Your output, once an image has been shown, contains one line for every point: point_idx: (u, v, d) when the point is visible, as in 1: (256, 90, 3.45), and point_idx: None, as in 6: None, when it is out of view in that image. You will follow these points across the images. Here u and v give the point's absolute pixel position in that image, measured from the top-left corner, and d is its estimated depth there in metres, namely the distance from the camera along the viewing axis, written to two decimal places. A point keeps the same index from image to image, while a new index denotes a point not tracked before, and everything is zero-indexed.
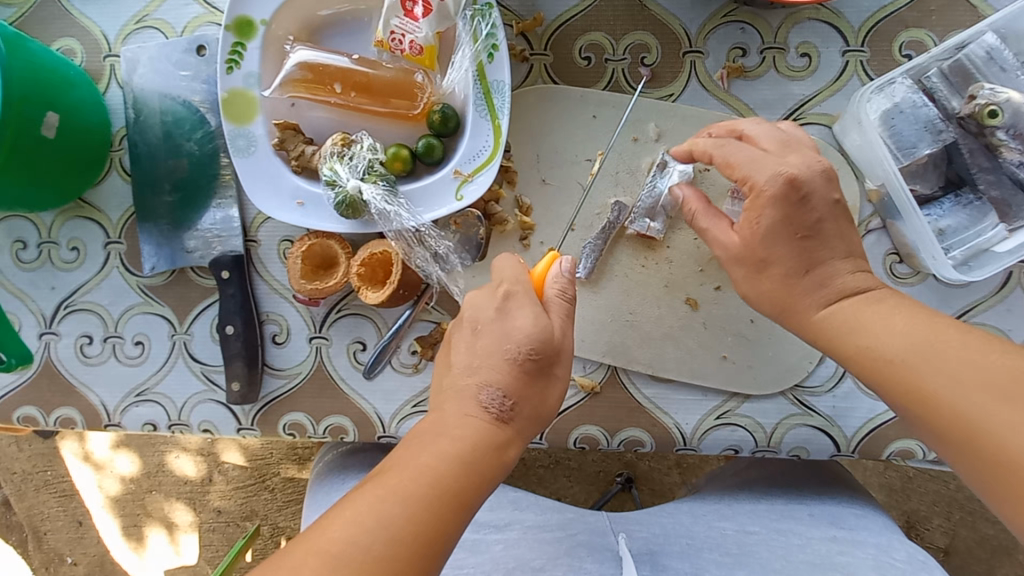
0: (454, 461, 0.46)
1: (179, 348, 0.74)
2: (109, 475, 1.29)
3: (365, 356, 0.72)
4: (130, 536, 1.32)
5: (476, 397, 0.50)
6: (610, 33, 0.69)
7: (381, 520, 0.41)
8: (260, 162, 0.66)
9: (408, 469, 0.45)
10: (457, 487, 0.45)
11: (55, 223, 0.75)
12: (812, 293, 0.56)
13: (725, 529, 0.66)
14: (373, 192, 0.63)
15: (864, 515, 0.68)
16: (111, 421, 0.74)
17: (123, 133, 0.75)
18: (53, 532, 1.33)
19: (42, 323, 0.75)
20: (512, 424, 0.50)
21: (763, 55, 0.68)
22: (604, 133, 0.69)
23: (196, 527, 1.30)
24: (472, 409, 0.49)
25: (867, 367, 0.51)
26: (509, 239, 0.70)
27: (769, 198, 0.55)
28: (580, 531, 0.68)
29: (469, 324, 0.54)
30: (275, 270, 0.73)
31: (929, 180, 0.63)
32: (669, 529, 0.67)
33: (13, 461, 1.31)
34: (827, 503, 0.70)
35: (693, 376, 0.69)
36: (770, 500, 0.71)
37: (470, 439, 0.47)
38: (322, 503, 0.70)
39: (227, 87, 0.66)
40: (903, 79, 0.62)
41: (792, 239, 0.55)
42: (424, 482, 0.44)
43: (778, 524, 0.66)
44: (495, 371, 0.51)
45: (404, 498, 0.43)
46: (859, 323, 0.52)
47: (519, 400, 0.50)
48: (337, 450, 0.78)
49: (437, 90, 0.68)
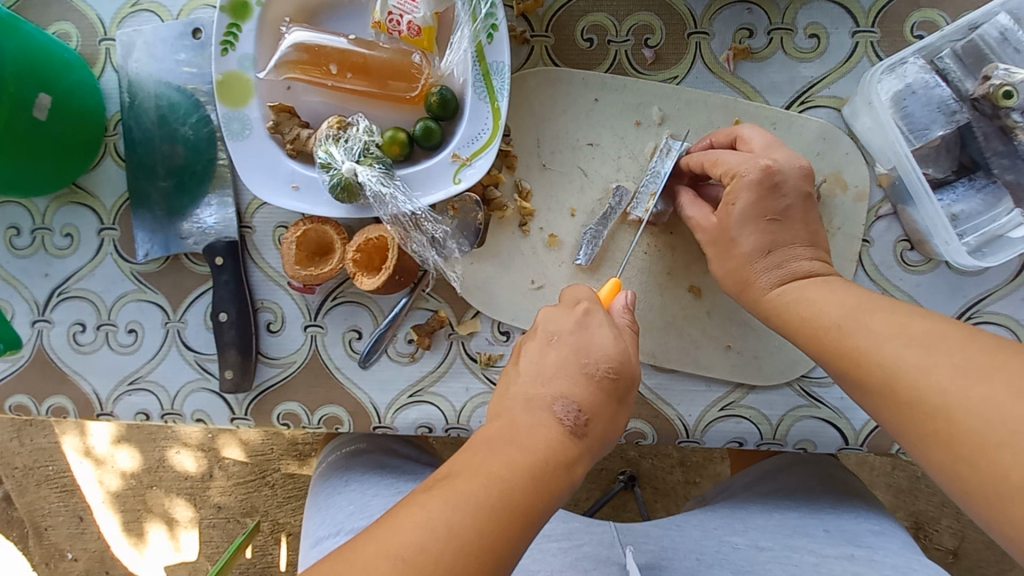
0: (530, 470, 0.44)
1: (172, 336, 0.73)
2: (109, 470, 1.29)
3: (361, 345, 0.70)
4: (130, 531, 1.31)
5: (551, 407, 0.49)
6: (613, 14, 0.68)
7: (455, 524, 0.39)
8: (255, 146, 0.65)
9: (479, 471, 0.43)
10: (532, 497, 0.43)
11: (48, 209, 0.74)
12: (765, 273, 0.57)
13: (735, 544, 0.65)
14: (368, 174, 0.61)
15: (882, 533, 0.66)
16: (102, 410, 0.73)
17: (117, 118, 0.74)
18: (53, 527, 1.32)
19: (35, 310, 0.74)
20: (587, 440, 0.49)
21: (769, 37, 0.67)
22: (606, 117, 0.68)
23: (196, 523, 1.29)
24: (547, 420, 0.48)
25: (831, 356, 0.51)
26: (508, 225, 0.69)
27: (746, 183, 0.56)
28: (587, 542, 0.66)
29: (543, 336, 0.55)
30: (270, 256, 0.71)
31: (941, 165, 0.61)
32: (677, 543, 0.65)
33: (14, 455, 1.30)
34: (843, 520, 0.69)
35: (697, 366, 0.67)
36: (783, 512, 0.70)
37: (543, 447, 0.46)
38: (323, 505, 0.70)
39: (221, 68, 0.65)
40: (914, 59, 0.61)
41: (756, 223, 0.57)
42: (499, 487, 0.42)
43: (791, 542, 0.64)
44: (570, 381, 0.51)
45: (478, 504, 0.41)
46: (866, 314, 0.50)
47: (593, 415, 0.50)
48: (342, 451, 0.76)
49: (435, 72, 0.66)
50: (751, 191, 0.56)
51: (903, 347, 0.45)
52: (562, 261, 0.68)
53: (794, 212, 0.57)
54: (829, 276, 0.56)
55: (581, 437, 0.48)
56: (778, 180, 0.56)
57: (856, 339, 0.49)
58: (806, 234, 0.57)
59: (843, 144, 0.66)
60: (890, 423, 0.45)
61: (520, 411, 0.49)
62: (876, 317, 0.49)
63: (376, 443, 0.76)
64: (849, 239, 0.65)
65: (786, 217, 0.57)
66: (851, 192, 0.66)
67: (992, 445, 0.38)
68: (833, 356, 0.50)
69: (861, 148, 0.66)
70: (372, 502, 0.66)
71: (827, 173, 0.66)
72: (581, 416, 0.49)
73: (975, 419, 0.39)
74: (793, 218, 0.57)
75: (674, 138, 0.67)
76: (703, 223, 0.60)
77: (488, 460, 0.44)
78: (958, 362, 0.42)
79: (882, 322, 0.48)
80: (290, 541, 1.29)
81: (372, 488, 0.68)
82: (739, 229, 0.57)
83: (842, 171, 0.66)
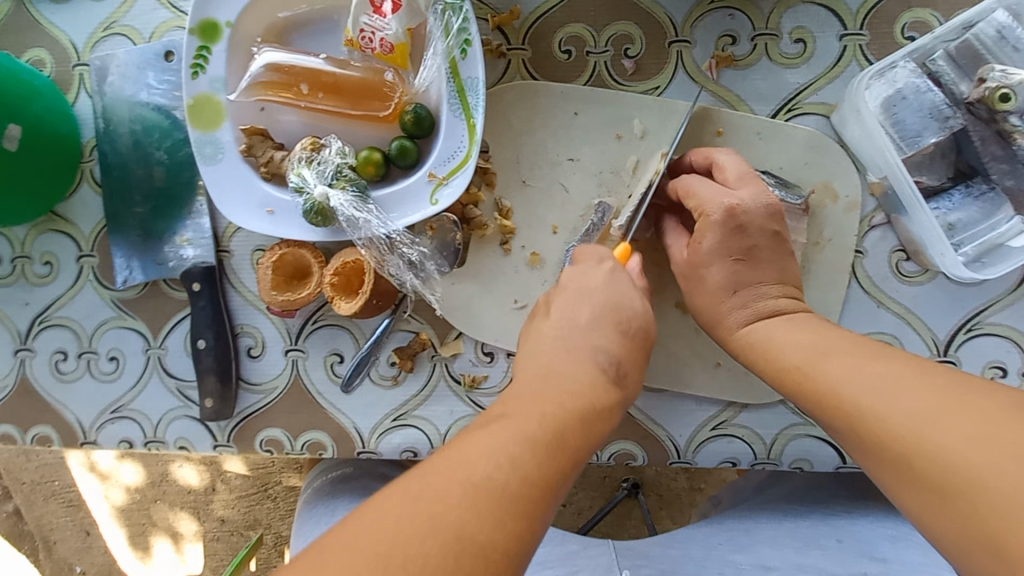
0: (606, 373, 0.48)
1: (153, 363, 0.72)
2: (114, 485, 1.28)
3: (343, 369, 0.69)
4: (136, 545, 1.31)
5: (592, 355, 0.49)
6: (591, 24, 0.66)
7: (513, 458, 0.38)
8: (228, 169, 0.64)
9: (566, 370, 0.47)
10: (613, 390, 0.47)
11: (27, 237, 0.74)
12: (733, 311, 0.55)
13: (739, 565, 0.63)
14: (340, 198, 0.60)
15: (902, 539, 0.63)
16: (86, 438, 0.72)
17: (93, 143, 0.73)
18: (61, 542, 1.32)
19: (17, 339, 0.74)
20: (641, 350, 0.53)
21: (754, 43, 0.64)
22: (588, 129, 0.66)
23: (200, 536, 1.29)
24: (587, 365, 0.48)
25: (801, 399, 0.49)
26: (489, 244, 0.67)
27: (713, 222, 0.55)
28: (584, 568, 0.66)
29: (572, 289, 0.55)
30: (248, 280, 0.70)
31: (936, 172, 0.59)
32: (681, 561, 0.65)
33: (20, 471, 1.30)
34: (860, 525, 0.66)
35: (686, 385, 0.65)
36: (792, 521, 0.68)
37: (617, 351, 0.50)
38: (311, 534, 0.68)
39: (193, 92, 0.64)
40: (904, 63, 0.58)
41: (723, 261, 0.55)
42: (583, 383, 0.46)
43: (797, 559, 0.63)
44: (629, 290, 0.54)
45: (574, 401, 0.44)
46: (840, 356, 0.48)
47: (641, 343, 0.53)
48: (326, 477, 0.75)
49: (410, 89, 0.65)
50: (717, 230, 0.55)
51: (866, 387, 0.44)
52: (545, 279, 0.67)
53: (765, 250, 0.55)
54: (799, 314, 0.54)
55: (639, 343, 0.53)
56: (743, 222, 0.55)
57: (822, 378, 0.47)
58: (775, 272, 0.55)
59: (832, 153, 0.63)
60: (864, 465, 0.44)
61: (587, 312, 0.52)
62: (842, 357, 0.48)
63: (365, 468, 0.74)
64: (842, 250, 0.63)
65: (752, 257, 0.55)
66: (842, 202, 0.63)
67: (963, 487, 0.36)
68: (803, 397, 0.49)
69: (851, 156, 0.63)
70: None
71: (816, 184, 0.63)
72: (641, 330, 0.53)
73: (944, 461, 0.37)
74: (760, 259, 0.55)
75: (658, 151, 0.65)
76: (676, 255, 0.59)
77: (570, 367, 0.47)
78: (917, 401, 0.41)
79: (848, 364, 0.47)
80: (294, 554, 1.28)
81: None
82: (707, 265, 0.56)
83: (833, 181, 0.63)
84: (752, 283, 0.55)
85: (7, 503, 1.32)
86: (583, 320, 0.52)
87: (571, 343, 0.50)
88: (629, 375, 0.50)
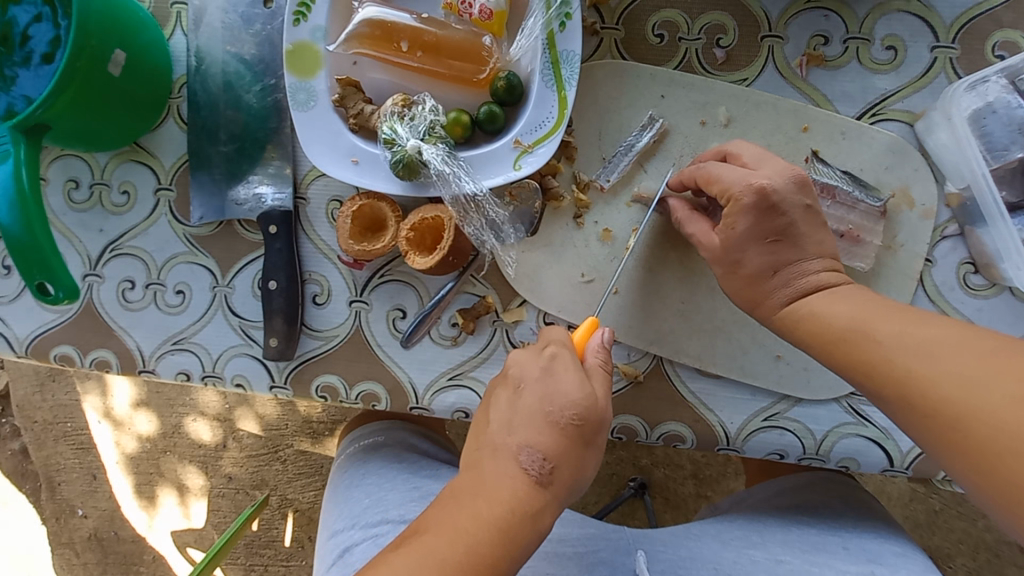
0: (532, 475, 0.49)
1: (219, 301, 0.73)
2: (127, 433, 1.28)
3: (404, 325, 0.70)
4: (142, 494, 1.29)
5: (517, 455, 0.49)
6: (685, 11, 0.67)
7: None
8: (318, 117, 0.65)
9: (489, 478, 0.49)
10: (538, 497, 0.48)
11: (108, 165, 0.75)
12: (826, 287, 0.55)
13: (754, 556, 0.66)
14: (432, 152, 0.62)
15: (904, 554, 0.67)
16: (145, 367, 0.74)
17: (183, 80, 0.74)
18: (66, 483, 1.31)
19: (87, 264, 0.75)
20: (583, 447, 0.50)
21: (846, 45, 0.65)
22: (673, 113, 0.67)
23: (206, 492, 1.27)
24: (510, 471, 0.49)
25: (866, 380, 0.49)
26: (562, 216, 0.69)
27: (744, 207, 0.56)
28: (602, 548, 0.69)
29: (535, 388, 0.52)
30: (323, 231, 0.72)
31: (1016, 188, 0.59)
32: (696, 552, 0.68)
33: (35, 409, 1.31)
34: (865, 538, 0.69)
35: (743, 374, 0.66)
36: (802, 529, 0.71)
37: (545, 450, 0.49)
38: (340, 496, 0.74)
39: (292, 38, 0.65)
40: (996, 78, 0.60)
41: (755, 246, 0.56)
42: (506, 493, 0.48)
43: (811, 555, 0.66)
44: (569, 378, 0.51)
45: (503, 515, 0.47)
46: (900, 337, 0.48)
47: (578, 434, 0.50)
48: (359, 444, 0.81)
49: (504, 57, 0.66)
50: (761, 219, 0.56)
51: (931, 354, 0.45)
52: (614, 255, 0.68)
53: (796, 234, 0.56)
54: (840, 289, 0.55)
55: (581, 447, 0.50)
56: (779, 202, 0.56)
57: (883, 343, 0.48)
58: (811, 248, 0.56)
59: (912, 159, 0.64)
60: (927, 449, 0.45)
61: (523, 407, 0.51)
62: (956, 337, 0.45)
63: (396, 437, 0.81)
64: (911, 257, 0.64)
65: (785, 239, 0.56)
66: (917, 210, 0.64)
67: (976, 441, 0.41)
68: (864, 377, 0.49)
69: (931, 165, 0.64)
70: (387, 496, 0.70)
71: (894, 189, 0.64)
72: (575, 421, 0.50)
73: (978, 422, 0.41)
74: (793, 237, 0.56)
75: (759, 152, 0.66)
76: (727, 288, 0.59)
77: (494, 472, 0.49)
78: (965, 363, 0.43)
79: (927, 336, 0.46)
80: (298, 518, 1.25)
81: (388, 482, 0.72)
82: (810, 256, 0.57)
83: (911, 188, 0.64)
84: (802, 267, 0.56)
85: (16, 441, 1.33)
86: (526, 412, 0.51)
87: (499, 445, 0.50)
88: (560, 478, 0.49)
